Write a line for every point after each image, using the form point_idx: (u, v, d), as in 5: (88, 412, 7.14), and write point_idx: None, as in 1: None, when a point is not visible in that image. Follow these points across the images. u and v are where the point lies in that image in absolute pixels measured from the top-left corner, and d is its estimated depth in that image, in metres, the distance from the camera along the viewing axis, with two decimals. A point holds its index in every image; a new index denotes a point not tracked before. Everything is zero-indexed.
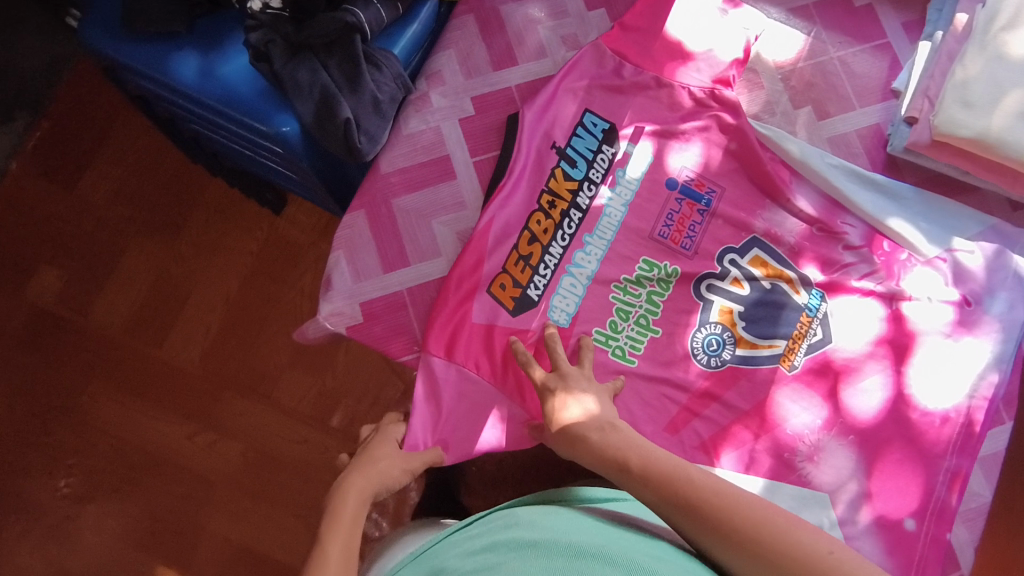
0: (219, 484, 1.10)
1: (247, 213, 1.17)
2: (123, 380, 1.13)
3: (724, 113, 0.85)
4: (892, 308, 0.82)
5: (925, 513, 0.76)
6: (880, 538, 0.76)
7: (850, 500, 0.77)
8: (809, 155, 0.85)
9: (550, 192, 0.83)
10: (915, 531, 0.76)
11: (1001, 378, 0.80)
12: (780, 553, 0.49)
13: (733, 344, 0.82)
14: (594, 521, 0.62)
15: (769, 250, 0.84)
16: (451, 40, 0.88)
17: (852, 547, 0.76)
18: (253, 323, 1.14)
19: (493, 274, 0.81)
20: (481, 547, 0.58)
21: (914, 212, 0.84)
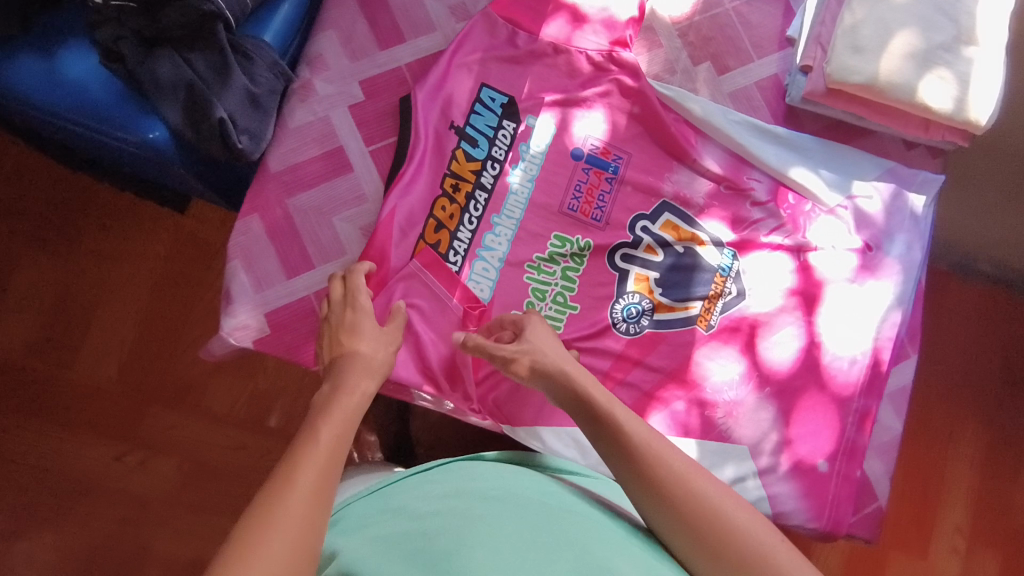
0: (155, 501, 1.05)
1: (143, 218, 1.09)
2: (31, 407, 1.05)
3: (624, 76, 0.83)
4: (800, 259, 0.84)
5: (837, 454, 0.80)
6: (796, 481, 0.79)
7: (771, 449, 0.80)
8: (711, 112, 0.84)
9: (453, 176, 0.80)
10: (827, 472, 0.80)
11: (902, 316, 0.84)
12: (724, 541, 0.46)
13: (651, 310, 0.81)
14: (557, 484, 0.61)
15: (679, 212, 0.83)
16: (331, 19, 0.82)
17: (770, 494, 0.79)
18: (167, 331, 1.07)
19: (402, 268, 0.77)
20: (443, 491, 0.55)
21: (815, 160, 0.86)
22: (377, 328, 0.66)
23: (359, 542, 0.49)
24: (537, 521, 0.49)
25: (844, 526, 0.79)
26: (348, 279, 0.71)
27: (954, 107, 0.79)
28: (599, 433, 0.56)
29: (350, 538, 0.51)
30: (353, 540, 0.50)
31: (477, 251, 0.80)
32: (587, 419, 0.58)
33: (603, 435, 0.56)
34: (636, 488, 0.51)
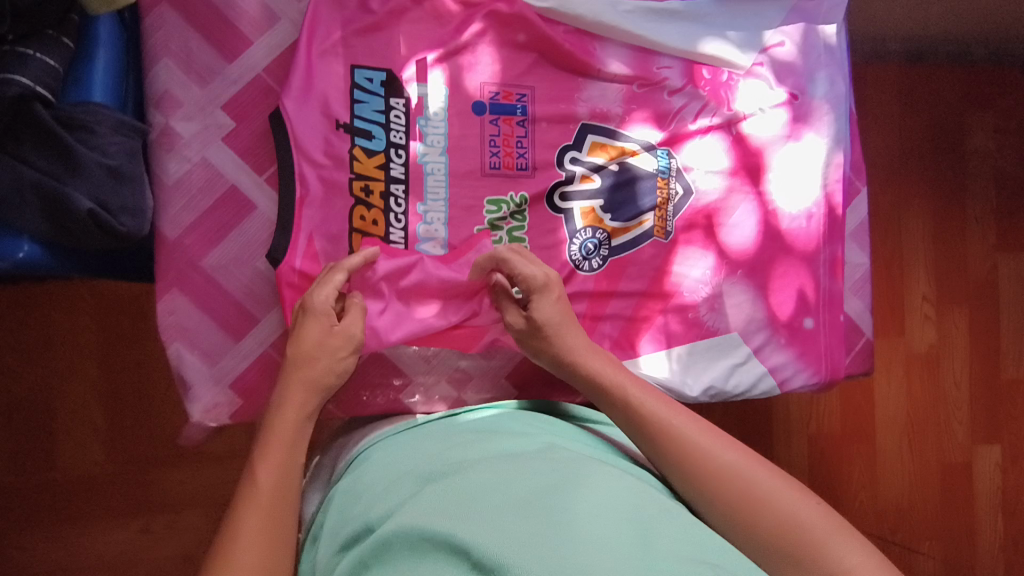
0: (200, 555, 1.04)
1: (57, 299, 1.00)
2: (32, 521, 1.00)
3: (499, 4, 0.76)
4: (732, 133, 0.82)
5: (818, 308, 0.83)
6: (790, 347, 0.82)
7: (763, 326, 0.82)
8: (602, 11, 0.78)
9: (362, 176, 0.73)
10: (814, 328, 0.82)
11: (844, 155, 0.84)
12: (728, 483, 0.54)
13: (610, 239, 0.79)
14: (594, 441, 0.64)
15: (601, 130, 0.79)
16: (159, 44, 0.69)
17: (771, 369, 0.81)
18: (136, 397, 1.02)
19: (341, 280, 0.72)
20: (470, 443, 0.60)
21: (719, 24, 0.81)
22: (326, 332, 0.63)
23: (393, 490, 0.55)
24: (541, 463, 0.52)
25: (842, 370, 0.83)
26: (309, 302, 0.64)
27: None
28: (605, 398, 0.62)
29: (380, 488, 0.57)
30: (386, 489, 0.56)
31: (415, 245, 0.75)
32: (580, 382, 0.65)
33: (613, 408, 0.62)
34: (716, 507, 0.54)
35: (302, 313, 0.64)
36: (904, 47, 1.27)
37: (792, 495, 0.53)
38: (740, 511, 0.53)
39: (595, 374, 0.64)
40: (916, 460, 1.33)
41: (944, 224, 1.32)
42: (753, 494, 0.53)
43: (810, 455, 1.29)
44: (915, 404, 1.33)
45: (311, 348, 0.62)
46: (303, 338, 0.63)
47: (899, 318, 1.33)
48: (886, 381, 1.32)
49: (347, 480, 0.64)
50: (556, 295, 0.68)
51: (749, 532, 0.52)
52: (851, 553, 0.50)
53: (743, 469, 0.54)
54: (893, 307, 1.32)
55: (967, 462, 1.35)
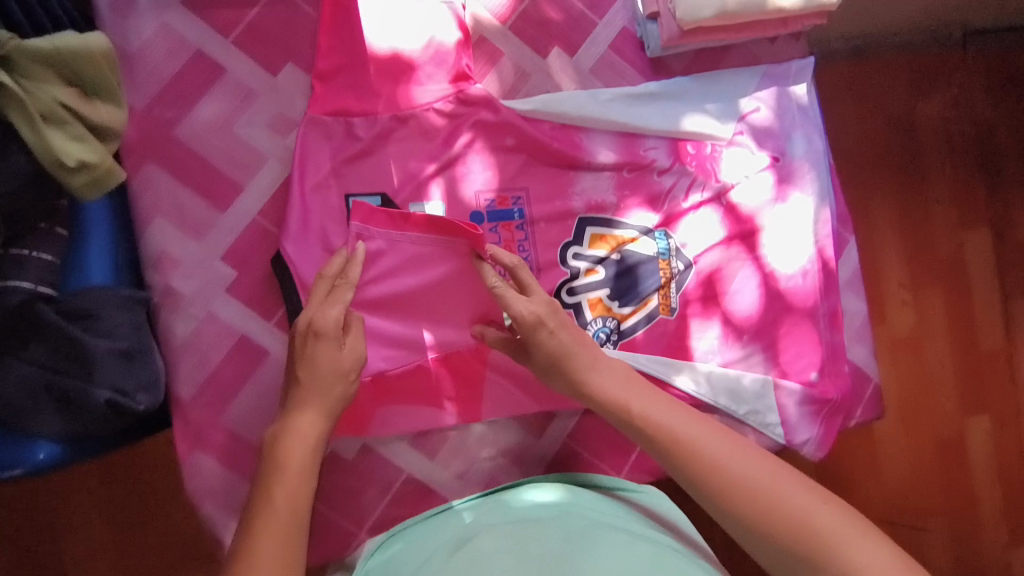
0: None
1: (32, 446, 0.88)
2: None
3: (483, 112, 0.76)
4: (723, 203, 0.84)
5: (825, 361, 0.85)
6: (810, 406, 0.84)
7: (783, 387, 0.84)
8: (583, 106, 0.79)
9: (377, 300, 0.72)
10: (818, 380, 0.85)
11: (830, 209, 0.87)
12: (743, 487, 0.55)
13: (621, 324, 0.80)
14: (624, 507, 0.66)
15: (598, 221, 0.80)
16: (150, 206, 0.69)
17: (788, 428, 0.84)
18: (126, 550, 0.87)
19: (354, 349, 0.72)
20: (499, 511, 0.63)
21: (696, 99, 0.84)
22: (334, 357, 0.59)
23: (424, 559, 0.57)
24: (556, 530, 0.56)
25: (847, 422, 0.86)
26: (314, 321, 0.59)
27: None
28: (608, 409, 0.63)
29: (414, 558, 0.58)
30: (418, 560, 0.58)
31: (425, 284, 0.72)
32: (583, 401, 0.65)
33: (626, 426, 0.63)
34: (734, 514, 0.55)
35: (310, 335, 0.59)
36: (848, 43, 1.25)
37: (793, 489, 0.54)
38: (757, 517, 0.54)
39: (601, 394, 0.64)
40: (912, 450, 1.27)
41: (909, 209, 1.29)
42: (750, 486, 0.55)
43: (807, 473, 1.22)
44: (903, 390, 1.28)
45: (320, 376, 0.58)
46: (309, 370, 0.59)
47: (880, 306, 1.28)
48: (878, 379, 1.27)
49: (376, 554, 0.64)
50: (549, 328, 0.63)
51: (748, 524, 0.54)
52: (866, 554, 0.50)
53: (755, 474, 0.56)
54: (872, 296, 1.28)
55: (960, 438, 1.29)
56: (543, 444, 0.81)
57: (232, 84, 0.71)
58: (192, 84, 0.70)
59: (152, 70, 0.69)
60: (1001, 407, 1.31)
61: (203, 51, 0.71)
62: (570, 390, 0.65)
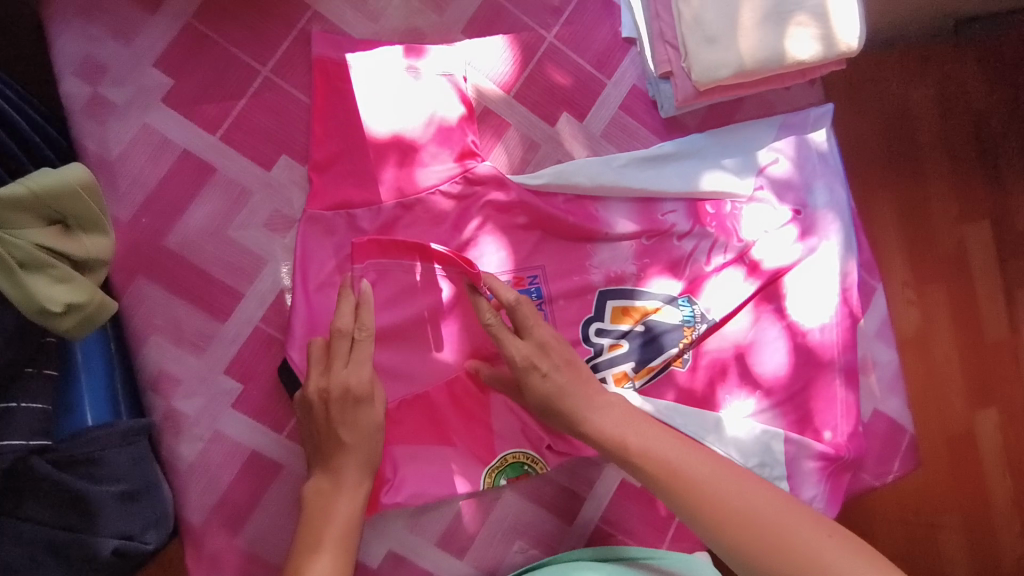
0: None
1: None
2: None
3: (493, 191, 0.72)
4: (746, 263, 0.80)
5: (846, 418, 0.81)
6: (817, 462, 0.79)
7: (796, 441, 0.78)
8: (597, 175, 0.75)
9: (396, 399, 0.69)
10: (831, 441, 0.80)
11: (855, 261, 0.83)
12: (741, 519, 0.57)
13: (642, 392, 0.76)
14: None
15: (618, 293, 0.76)
16: (145, 322, 0.64)
17: (790, 475, 0.78)
18: None
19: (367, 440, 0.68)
20: None
21: (712, 155, 0.80)
22: (366, 416, 0.62)
23: None
24: None
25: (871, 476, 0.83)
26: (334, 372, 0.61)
27: (823, 48, 0.71)
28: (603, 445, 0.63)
29: None
30: None
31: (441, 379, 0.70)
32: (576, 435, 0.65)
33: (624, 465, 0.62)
34: (737, 547, 0.57)
35: (344, 399, 0.61)
36: None
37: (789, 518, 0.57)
38: (760, 548, 0.56)
39: (596, 430, 0.63)
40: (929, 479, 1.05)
41: (912, 210, 1.05)
42: (753, 521, 0.57)
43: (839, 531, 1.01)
44: (919, 410, 1.05)
45: (353, 432, 0.61)
46: (343, 428, 0.61)
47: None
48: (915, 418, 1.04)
49: None
50: (542, 371, 0.64)
51: (751, 557, 0.56)
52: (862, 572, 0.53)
53: (752, 505, 0.58)
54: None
55: (969, 431, 1.06)
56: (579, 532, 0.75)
57: (224, 183, 0.67)
58: (181, 187, 0.66)
59: (136, 176, 0.65)
60: (1007, 396, 1.07)
61: (191, 151, 0.66)
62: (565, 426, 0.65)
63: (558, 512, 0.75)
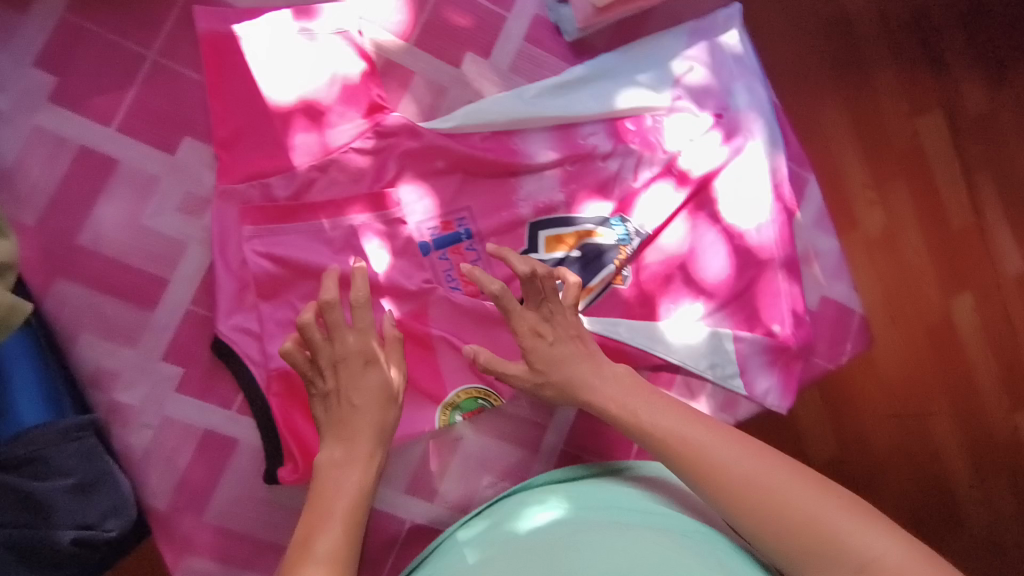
0: None
1: None
2: None
3: (406, 140, 0.71)
4: (675, 174, 0.80)
5: (794, 309, 0.83)
6: (766, 354, 0.82)
7: (743, 338, 0.81)
8: (510, 108, 0.75)
9: None
10: (783, 332, 0.83)
11: (783, 155, 0.84)
12: (744, 484, 0.54)
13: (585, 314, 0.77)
14: (629, 494, 0.64)
15: (550, 222, 0.77)
16: (74, 322, 0.64)
17: (742, 370, 0.81)
18: None
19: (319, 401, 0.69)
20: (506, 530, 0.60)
21: (624, 73, 0.79)
22: (375, 393, 0.61)
23: None
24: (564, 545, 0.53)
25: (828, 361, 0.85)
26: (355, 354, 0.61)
27: None
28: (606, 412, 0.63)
29: None
30: None
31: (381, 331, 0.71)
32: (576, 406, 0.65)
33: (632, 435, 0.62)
34: (746, 518, 0.54)
35: (364, 365, 0.61)
36: None
37: (797, 484, 0.54)
38: (764, 517, 0.53)
39: (601, 404, 0.63)
40: (910, 365, 1.01)
41: (856, 110, 1.00)
42: (786, 500, 0.53)
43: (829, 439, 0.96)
44: (890, 297, 1.01)
45: (377, 403, 0.61)
46: (364, 397, 0.61)
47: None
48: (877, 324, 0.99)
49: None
50: (549, 340, 0.64)
51: (785, 548, 0.52)
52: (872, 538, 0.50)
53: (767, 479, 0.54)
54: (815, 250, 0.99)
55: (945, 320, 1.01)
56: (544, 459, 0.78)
57: (128, 174, 0.66)
58: (85, 184, 0.65)
59: (35, 181, 0.64)
60: (982, 279, 1.03)
61: (89, 147, 0.65)
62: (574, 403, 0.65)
63: (523, 441, 0.77)
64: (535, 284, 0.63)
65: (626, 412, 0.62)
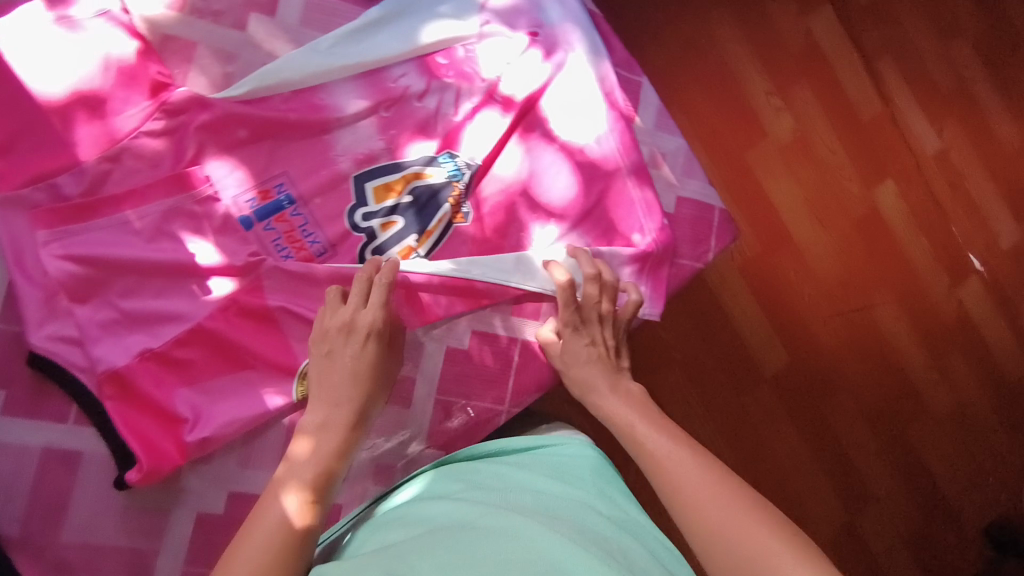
0: None
1: None
2: None
3: (197, 114, 0.68)
4: (499, 101, 0.78)
5: (650, 214, 0.81)
6: (632, 265, 0.80)
7: (604, 253, 0.79)
8: (305, 63, 0.71)
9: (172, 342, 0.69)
10: (645, 241, 0.81)
11: (609, 62, 0.82)
12: (704, 499, 0.55)
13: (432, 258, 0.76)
14: (538, 477, 0.64)
15: (375, 172, 0.74)
16: None
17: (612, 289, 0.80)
18: None
19: (156, 397, 0.68)
20: (422, 516, 0.58)
21: (425, 8, 0.76)
22: (363, 356, 0.66)
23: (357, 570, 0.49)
24: (488, 527, 0.51)
25: (698, 259, 0.85)
26: (355, 327, 0.66)
27: None
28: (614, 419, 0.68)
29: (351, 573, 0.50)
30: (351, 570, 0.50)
31: (212, 312, 0.70)
32: (583, 393, 0.72)
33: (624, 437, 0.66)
34: (695, 529, 0.54)
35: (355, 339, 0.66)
36: None
37: (748, 510, 0.53)
38: (710, 531, 0.53)
39: (609, 410, 0.69)
40: (845, 260, 1.12)
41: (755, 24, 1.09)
42: (730, 521, 0.53)
43: (770, 325, 1.08)
44: (812, 199, 1.11)
45: (369, 384, 0.66)
46: (357, 370, 0.65)
47: (746, 175, 1.08)
48: (788, 208, 1.11)
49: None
50: (587, 339, 0.74)
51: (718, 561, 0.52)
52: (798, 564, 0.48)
53: (722, 500, 0.55)
54: (737, 170, 1.08)
55: (872, 208, 1.13)
56: (418, 410, 0.77)
57: None
58: None
59: None
60: (899, 163, 1.14)
61: None
62: (579, 391, 0.72)
63: (391, 398, 0.76)
64: (592, 309, 0.74)
65: (622, 422, 0.67)
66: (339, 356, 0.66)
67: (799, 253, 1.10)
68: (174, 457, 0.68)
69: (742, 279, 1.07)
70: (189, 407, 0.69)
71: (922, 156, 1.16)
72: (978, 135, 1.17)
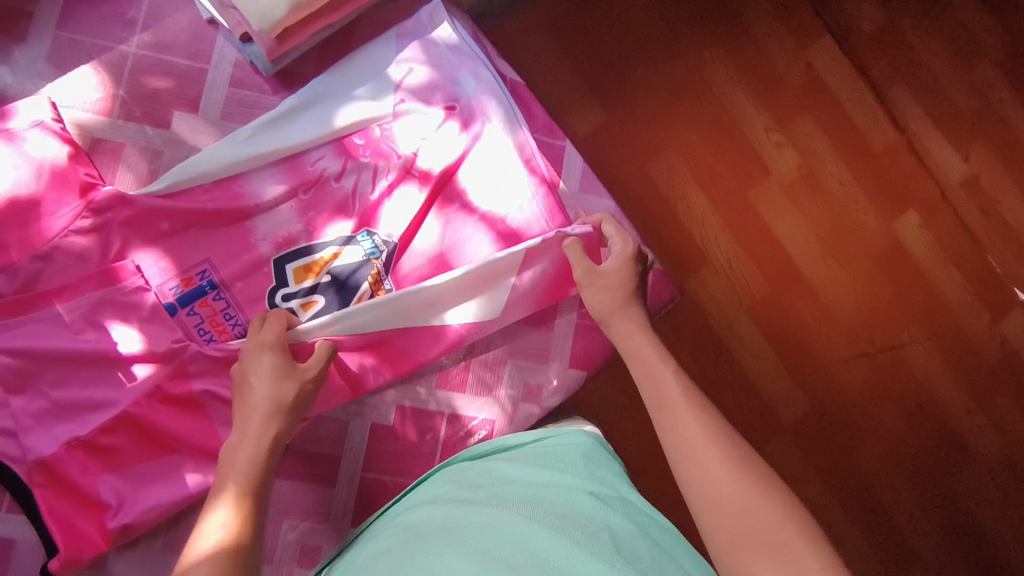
0: None
1: None
2: None
3: (120, 211, 0.72)
4: (417, 176, 0.79)
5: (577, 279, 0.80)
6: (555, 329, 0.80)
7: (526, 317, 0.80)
8: (223, 154, 0.75)
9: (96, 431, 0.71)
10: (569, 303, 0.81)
11: (526, 128, 0.82)
12: (731, 468, 0.54)
13: None
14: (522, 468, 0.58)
15: (294, 254, 0.76)
16: None
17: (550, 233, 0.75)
18: None
19: (82, 484, 0.70)
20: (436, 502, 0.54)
21: (339, 93, 0.79)
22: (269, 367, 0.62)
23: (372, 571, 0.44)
24: (478, 529, 0.46)
25: None
26: (257, 348, 0.64)
27: None
28: (642, 359, 0.65)
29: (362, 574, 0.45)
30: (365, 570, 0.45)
31: (134, 400, 0.71)
32: (615, 318, 0.70)
33: (650, 376, 0.64)
34: (713, 499, 0.53)
35: (266, 356, 0.63)
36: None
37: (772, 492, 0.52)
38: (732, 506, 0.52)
39: (637, 346, 0.67)
40: (868, 298, 1.03)
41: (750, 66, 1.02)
42: (758, 499, 0.51)
43: (784, 369, 1.01)
44: (826, 238, 1.03)
45: (284, 396, 0.61)
46: (265, 381, 0.61)
47: (752, 218, 1.01)
48: (799, 243, 1.03)
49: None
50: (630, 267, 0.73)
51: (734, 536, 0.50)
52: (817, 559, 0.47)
53: (749, 475, 0.53)
54: (740, 213, 1.01)
55: (893, 240, 1.04)
56: (344, 487, 0.76)
57: None
58: None
59: None
60: (920, 193, 1.05)
61: None
62: (609, 315, 0.70)
63: (316, 476, 0.75)
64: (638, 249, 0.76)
65: (644, 362, 0.65)
66: (247, 376, 0.62)
67: (813, 292, 1.02)
68: (100, 543, 0.70)
69: (753, 320, 1.01)
70: (113, 494, 0.71)
71: (947, 185, 1.06)
72: (1011, 162, 1.07)
